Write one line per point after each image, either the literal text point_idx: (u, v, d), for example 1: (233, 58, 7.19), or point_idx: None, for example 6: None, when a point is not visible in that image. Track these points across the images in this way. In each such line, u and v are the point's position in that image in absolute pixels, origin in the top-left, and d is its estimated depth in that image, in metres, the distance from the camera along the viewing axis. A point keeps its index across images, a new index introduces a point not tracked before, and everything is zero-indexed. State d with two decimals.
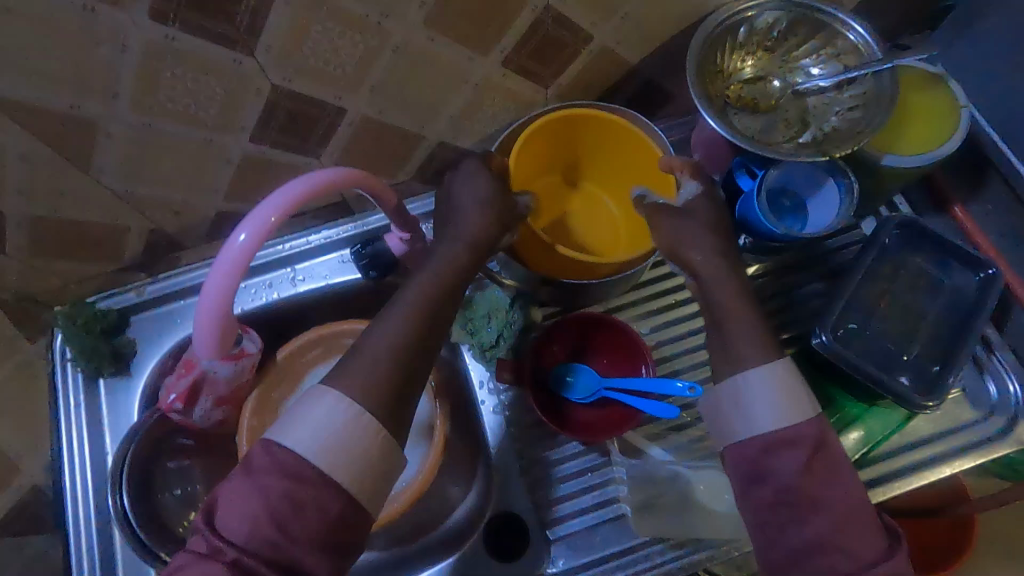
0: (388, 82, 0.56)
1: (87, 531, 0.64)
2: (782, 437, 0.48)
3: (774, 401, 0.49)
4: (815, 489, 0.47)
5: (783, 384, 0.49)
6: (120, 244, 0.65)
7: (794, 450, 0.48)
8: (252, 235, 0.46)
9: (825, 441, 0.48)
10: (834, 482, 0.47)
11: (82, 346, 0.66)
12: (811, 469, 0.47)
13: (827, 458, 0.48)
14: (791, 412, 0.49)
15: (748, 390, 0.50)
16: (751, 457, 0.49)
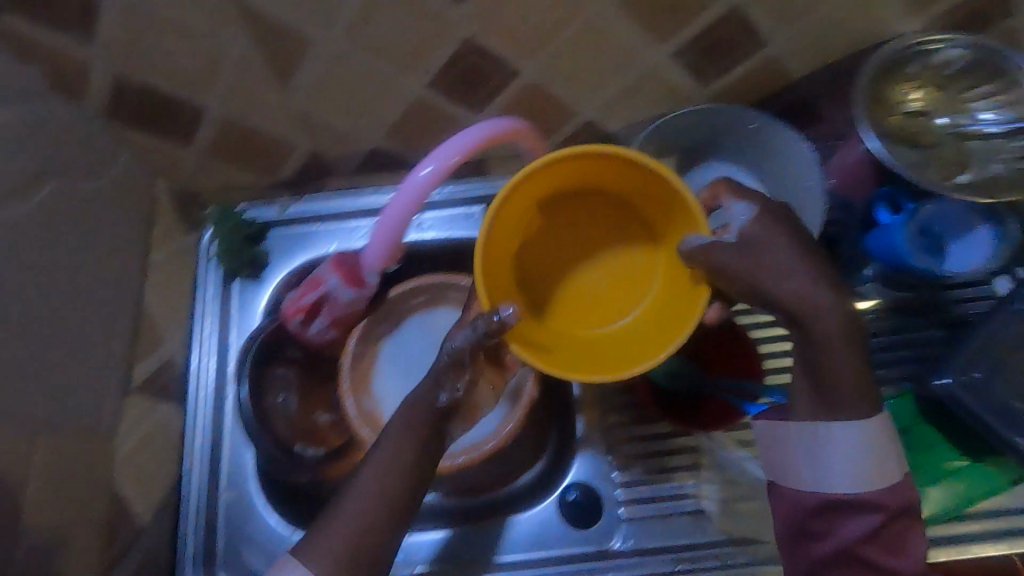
0: (565, 52, 0.59)
1: (202, 413, 0.67)
2: (855, 501, 0.48)
3: (854, 463, 0.48)
4: (875, 554, 0.48)
5: (867, 447, 0.48)
6: (282, 160, 0.70)
7: (863, 513, 0.48)
8: (433, 172, 0.50)
9: (898, 506, 0.48)
10: (897, 548, 0.48)
11: (229, 245, 0.71)
12: (874, 536, 0.48)
13: (894, 527, 0.48)
14: (871, 474, 0.48)
15: (830, 445, 0.49)
16: (813, 508, 0.50)
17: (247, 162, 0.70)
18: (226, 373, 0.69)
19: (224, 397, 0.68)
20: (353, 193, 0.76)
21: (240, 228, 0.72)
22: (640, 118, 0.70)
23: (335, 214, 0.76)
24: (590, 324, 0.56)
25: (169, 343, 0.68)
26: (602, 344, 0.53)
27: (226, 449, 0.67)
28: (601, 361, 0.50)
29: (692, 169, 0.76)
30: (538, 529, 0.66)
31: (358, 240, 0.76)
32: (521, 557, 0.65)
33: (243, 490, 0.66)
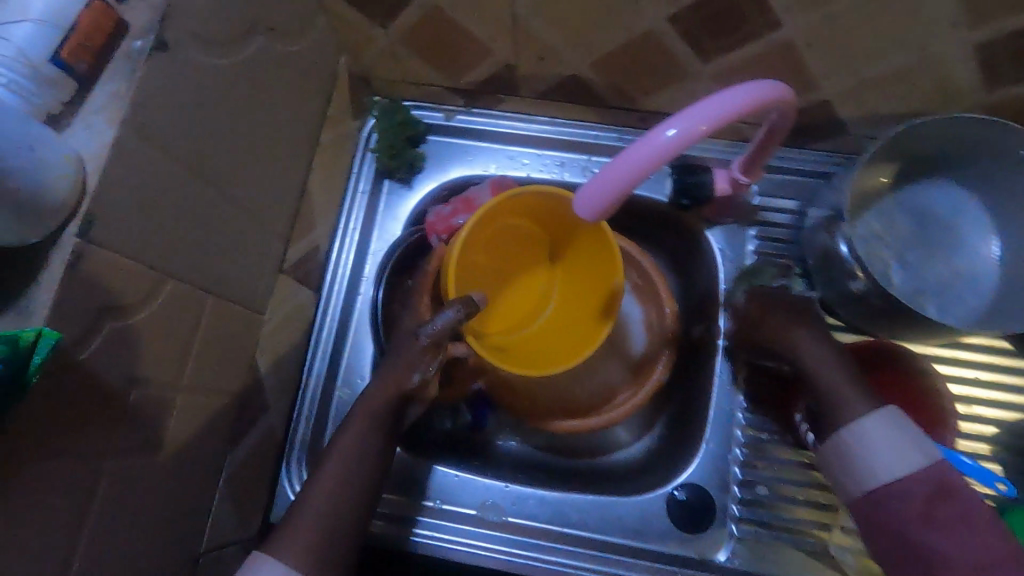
0: (851, 16, 0.48)
1: (333, 303, 0.65)
2: (901, 491, 0.45)
3: (881, 455, 0.46)
4: (938, 543, 0.44)
5: (892, 436, 0.46)
6: (472, 65, 0.64)
7: (915, 503, 0.45)
8: (682, 135, 0.41)
9: (947, 489, 0.45)
10: (969, 537, 0.43)
11: (391, 140, 0.68)
12: (929, 526, 0.44)
13: (952, 510, 0.44)
14: (906, 458, 0.45)
15: (856, 441, 0.47)
16: (867, 513, 0.47)
17: (434, 60, 0.64)
18: (360, 272, 0.67)
19: (355, 295, 0.66)
20: (523, 118, 0.71)
21: (405, 126, 0.68)
22: (887, 113, 0.59)
23: (498, 134, 0.71)
24: (516, 324, 0.64)
25: (318, 230, 0.66)
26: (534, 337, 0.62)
27: (347, 348, 0.65)
28: (536, 359, 0.59)
29: (913, 184, 0.66)
30: (641, 518, 0.62)
31: (516, 169, 0.71)
32: (619, 541, 0.62)
33: (356, 390, 0.64)
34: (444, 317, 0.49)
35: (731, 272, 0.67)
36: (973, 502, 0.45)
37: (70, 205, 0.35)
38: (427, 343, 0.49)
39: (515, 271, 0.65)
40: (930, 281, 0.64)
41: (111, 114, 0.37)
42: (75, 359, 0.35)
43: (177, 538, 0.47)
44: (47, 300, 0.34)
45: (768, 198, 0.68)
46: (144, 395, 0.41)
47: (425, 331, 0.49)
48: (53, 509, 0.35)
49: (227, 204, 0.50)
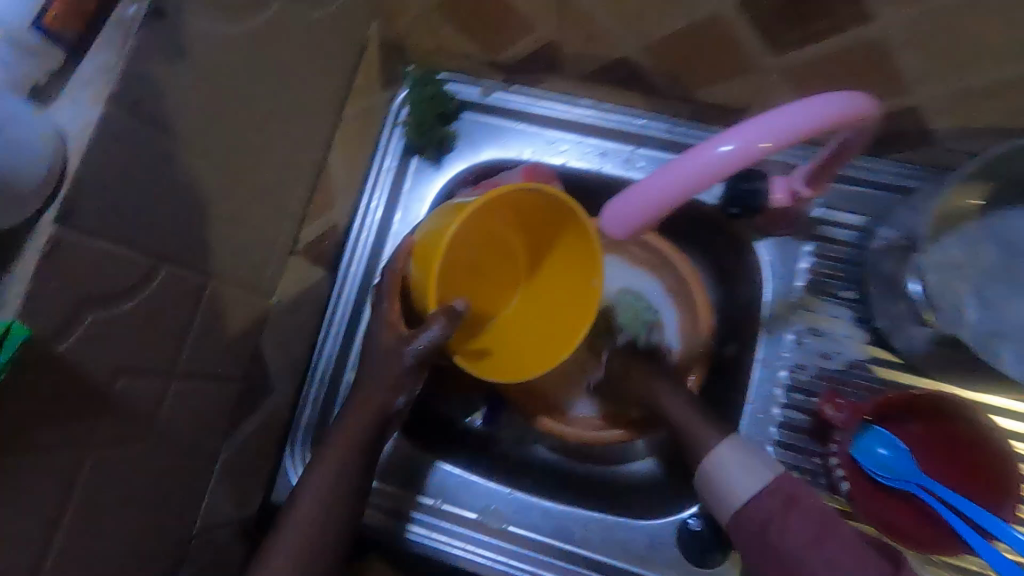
0: (963, 14, 0.40)
1: (347, 287, 0.62)
2: (759, 505, 0.46)
3: (733, 475, 0.47)
4: (782, 541, 0.44)
5: (738, 457, 0.48)
6: (513, 40, 0.58)
7: (771, 513, 0.45)
8: (739, 151, 0.36)
9: (794, 495, 0.46)
10: (825, 541, 0.43)
11: (420, 116, 0.63)
12: (780, 527, 0.44)
13: (807, 516, 0.44)
14: (751, 471, 0.47)
15: (711, 470, 0.49)
16: (750, 543, 0.46)
17: (472, 31, 0.58)
18: (379, 256, 0.63)
19: (371, 282, 0.62)
20: (567, 101, 0.65)
21: (437, 101, 0.63)
22: (991, 128, 0.50)
23: (538, 116, 0.65)
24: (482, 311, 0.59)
25: (338, 208, 0.62)
26: (503, 329, 0.58)
27: (359, 338, 0.60)
28: (502, 354, 0.54)
29: (1008, 210, 0.57)
30: (649, 543, 0.59)
31: (554, 155, 0.65)
32: (623, 566, 0.58)
33: None
34: (428, 334, 0.47)
35: (779, 290, 0.61)
36: (826, 507, 0.45)
37: (48, 190, 0.32)
38: (414, 362, 0.48)
39: (490, 257, 0.59)
40: (1010, 322, 0.57)
41: (98, 90, 0.34)
42: (51, 352, 0.33)
43: (169, 524, 0.47)
44: (20, 293, 0.31)
45: (834, 212, 0.60)
46: (133, 383, 0.40)
47: (409, 347, 0.48)
48: (32, 505, 0.34)
49: (233, 183, 0.47)
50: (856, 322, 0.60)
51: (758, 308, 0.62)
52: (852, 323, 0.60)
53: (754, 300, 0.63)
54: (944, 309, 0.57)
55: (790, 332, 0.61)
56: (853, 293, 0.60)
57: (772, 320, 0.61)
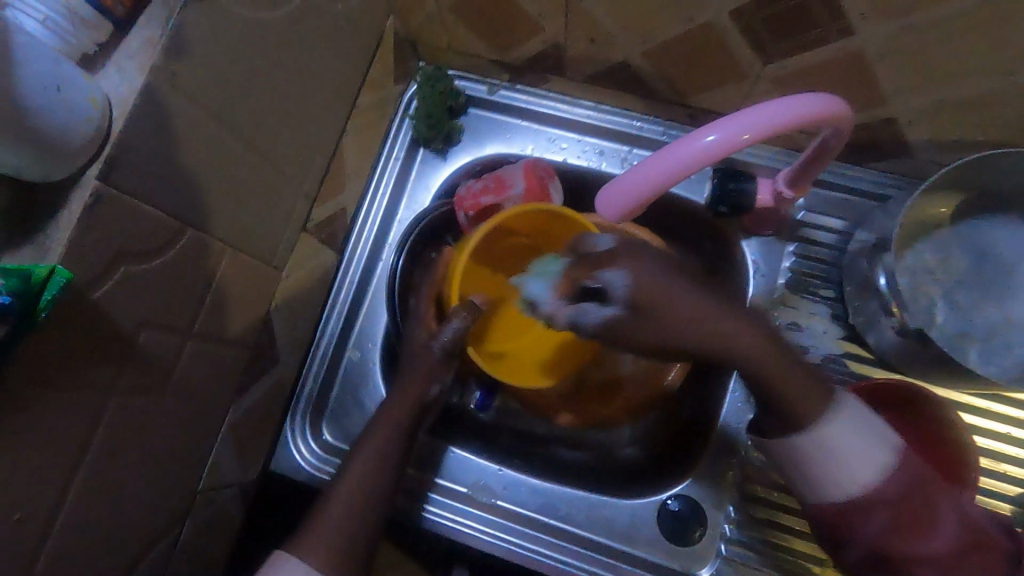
0: (931, 32, 0.44)
1: (353, 266, 0.65)
2: (879, 499, 0.41)
3: (847, 456, 0.41)
4: (921, 552, 0.42)
5: (853, 432, 0.41)
6: (521, 40, 0.62)
7: (890, 505, 0.41)
8: (722, 142, 0.40)
9: (920, 483, 0.42)
10: (942, 531, 0.42)
11: (430, 109, 0.66)
12: (898, 521, 0.41)
13: (923, 513, 0.42)
14: (877, 459, 0.41)
15: (820, 449, 0.42)
16: (834, 516, 0.43)
17: (483, 31, 0.62)
18: (385, 238, 0.67)
19: (376, 261, 0.66)
20: (568, 101, 0.68)
21: (445, 96, 0.67)
22: (959, 140, 0.54)
23: (540, 115, 0.69)
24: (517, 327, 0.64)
25: (348, 192, 0.65)
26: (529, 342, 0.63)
27: (363, 312, 0.65)
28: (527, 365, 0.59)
29: (979, 219, 0.61)
30: (630, 521, 0.62)
31: (554, 152, 0.69)
32: (604, 541, 0.61)
33: (366, 355, 0.64)
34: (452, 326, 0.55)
35: (762, 287, 0.65)
36: (932, 483, 0.42)
37: (93, 148, 0.36)
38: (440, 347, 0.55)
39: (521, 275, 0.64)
40: (976, 324, 0.60)
41: (142, 60, 0.38)
42: (86, 297, 0.37)
43: (176, 475, 0.50)
44: (65, 239, 0.35)
45: (815, 215, 0.64)
46: (155, 336, 0.43)
47: (436, 342, 0.55)
48: (59, 436, 0.37)
49: (254, 159, 0.50)
50: (832, 319, 0.64)
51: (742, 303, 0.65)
52: (830, 320, 0.64)
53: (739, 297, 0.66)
54: (915, 310, 0.61)
55: None
56: (831, 292, 0.64)
57: None
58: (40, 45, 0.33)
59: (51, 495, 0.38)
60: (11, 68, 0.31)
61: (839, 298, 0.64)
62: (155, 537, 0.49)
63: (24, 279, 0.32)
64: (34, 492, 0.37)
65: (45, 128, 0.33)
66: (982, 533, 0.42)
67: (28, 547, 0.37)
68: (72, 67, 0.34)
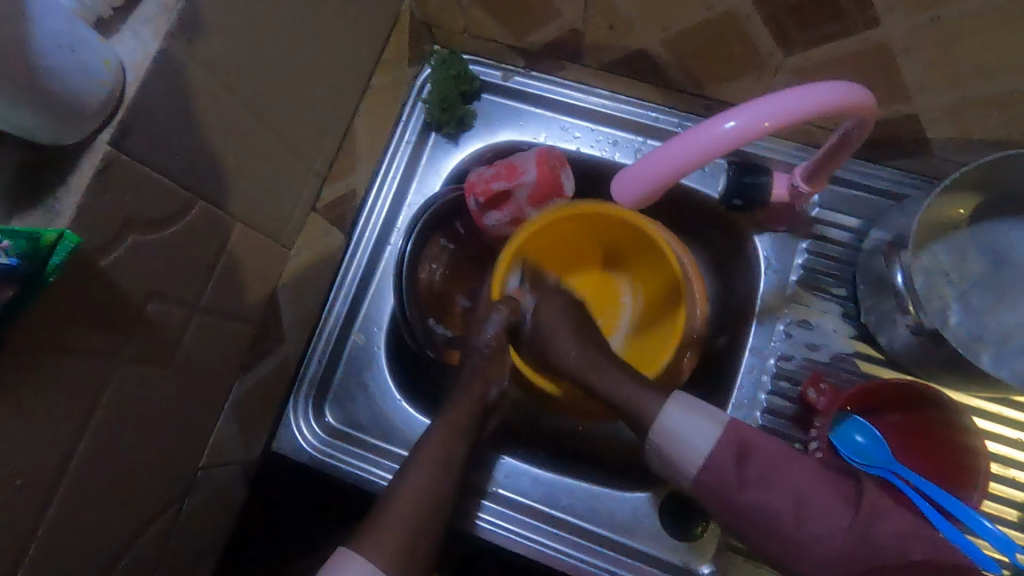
0: (957, 26, 0.43)
1: (361, 249, 0.65)
2: (716, 475, 0.48)
3: (689, 437, 0.49)
4: (774, 502, 0.46)
5: (688, 415, 0.50)
6: (539, 26, 0.61)
7: (729, 469, 0.48)
8: (743, 129, 0.40)
9: (747, 446, 0.48)
10: (786, 481, 0.47)
11: (443, 92, 0.65)
12: (746, 474, 0.47)
13: (761, 459, 0.48)
14: (708, 432, 0.49)
15: (666, 440, 0.50)
16: (713, 496, 0.48)
17: (500, 15, 0.61)
18: (394, 222, 0.66)
19: (384, 245, 0.66)
20: (583, 89, 0.67)
21: (459, 80, 0.66)
22: (980, 140, 0.53)
23: (554, 103, 0.68)
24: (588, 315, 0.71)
25: (357, 174, 0.65)
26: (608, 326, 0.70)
27: (369, 295, 0.64)
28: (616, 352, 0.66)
29: (996, 222, 0.60)
30: (631, 513, 0.61)
31: (568, 140, 0.68)
32: (605, 533, 0.61)
33: (371, 339, 0.64)
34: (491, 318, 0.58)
35: (774, 283, 0.64)
36: (768, 447, 0.49)
37: (105, 112, 0.35)
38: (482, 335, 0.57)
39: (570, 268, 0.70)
40: (991, 328, 0.59)
41: (156, 26, 0.37)
42: (95, 264, 0.36)
43: (178, 449, 0.50)
44: (75, 202, 0.34)
45: (830, 212, 0.63)
46: (161, 308, 0.43)
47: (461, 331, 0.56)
48: (64, 404, 0.37)
49: (266, 134, 0.50)
50: (844, 318, 0.63)
51: (752, 300, 0.65)
52: (840, 318, 0.63)
53: (750, 293, 0.65)
54: (929, 312, 0.60)
55: (781, 323, 0.63)
56: (844, 290, 0.63)
57: (766, 310, 0.64)
58: (55, 4, 0.32)
59: (54, 463, 0.38)
60: (24, 25, 0.30)
61: (851, 297, 0.63)
62: (157, 511, 0.49)
63: (33, 240, 0.32)
64: (37, 459, 0.37)
65: (60, 89, 0.32)
66: (814, 472, 0.48)
67: (29, 512, 0.37)
68: (87, 29, 0.34)
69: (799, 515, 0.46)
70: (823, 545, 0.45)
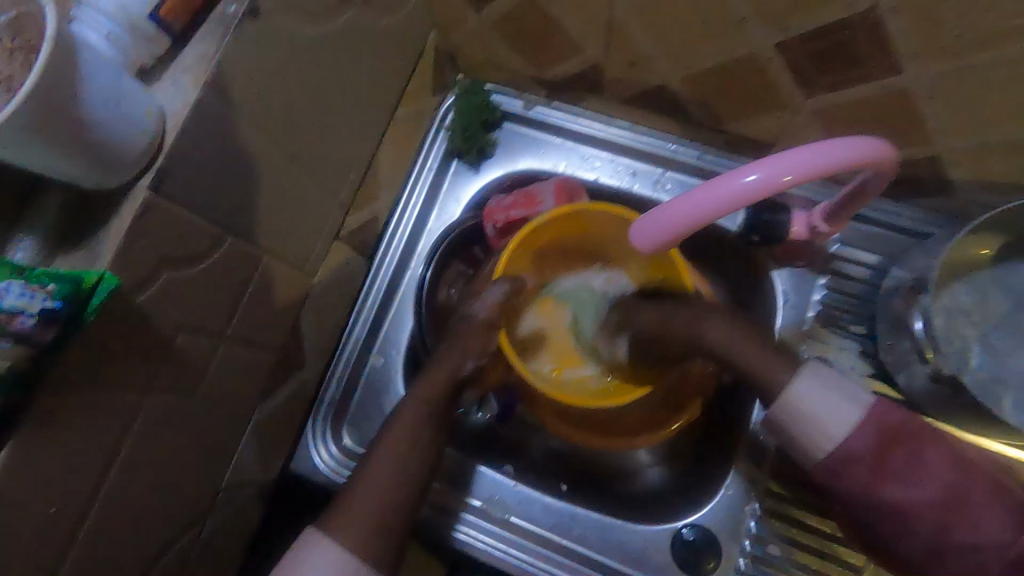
0: (978, 75, 0.43)
1: (382, 273, 0.66)
2: (865, 449, 0.44)
3: (821, 408, 0.45)
4: (892, 495, 0.44)
5: (831, 392, 0.45)
6: (561, 60, 0.62)
7: (874, 454, 0.44)
8: (764, 182, 0.39)
9: (890, 428, 0.44)
10: (925, 469, 0.43)
11: (466, 122, 0.67)
12: (887, 462, 0.44)
13: (896, 445, 0.44)
14: (849, 412, 0.44)
15: (805, 411, 0.45)
16: (861, 452, 0.44)
17: (522, 49, 0.62)
18: (414, 248, 0.68)
19: (404, 270, 0.67)
20: (603, 120, 0.68)
21: (481, 110, 0.67)
22: (1003, 185, 0.53)
23: (574, 132, 0.69)
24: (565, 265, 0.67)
25: (380, 201, 0.66)
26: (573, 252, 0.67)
27: (388, 319, 0.66)
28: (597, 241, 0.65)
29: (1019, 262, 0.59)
30: (642, 547, 0.61)
31: (587, 170, 0.69)
32: (614, 565, 0.61)
33: (390, 361, 0.65)
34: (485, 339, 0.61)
35: (791, 318, 0.64)
36: (906, 428, 0.44)
37: (144, 160, 0.37)
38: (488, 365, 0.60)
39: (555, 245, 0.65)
40: (1012, 371, 0.59)
41: (195, 75, 0.39)
42: (130, 299, 0.38)
43: (204, 468, 0.51)
44: (115, 245, 0.36)
45: (849, 247, 0.63)
46: (190, 338, 0.44)
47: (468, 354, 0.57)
48: (99, 433, 0.39)
49: (292, 168, 0.51)
50: (861, 355, 0.63)
51: None
52: (857, 355, 0.63)
53: (766, 326, 0.65)
54: (949, 353, 0.59)
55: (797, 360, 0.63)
56: (862, 327, 0.63)
57: (781, 345, 0.64)
58: (101, 60, 0.34)
59: (87, 487, 0.39)
60: (75, 85, 0.32)
61: (870, 335, 0.63)
62: (182, 530, 0.51)
63: (75, 284, 0.33)
64: (73, 486, 0.38)
65: (108, 140, 0.34)
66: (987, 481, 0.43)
67: (64, 536, 0.39)
68: (130, 81, 0.36)
69: (955, 518, 0.42)
70: (991, 554, 0.42)
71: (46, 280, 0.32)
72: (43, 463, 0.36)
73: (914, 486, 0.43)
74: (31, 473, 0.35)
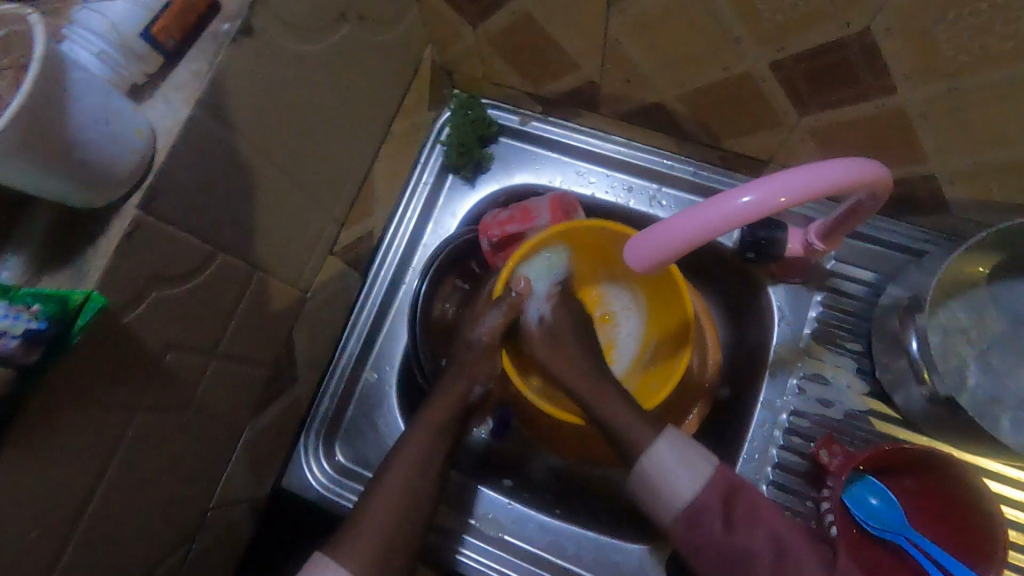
0: (971, 98, 0.43)
1: (376, 288, 0.66)
2: (706, 506, 0.45)
3: (676, 470, 0.46)
4: (740, 543, 0.44)
5: (685, 455, 0.47)
6: (558, 77, 0.62)
7: (715, 518, 0.45)
8: (759, 203, 0.38)
9: (737, 489, 0.46)
10: (771, 524, 0.45)
11: (462, 136, 0.67)
12: (735, 520, 0.45)
13: (743, 503, 0.45)
14: (698, 474, 0.46)
15: (652, 469, 0.47)
16: (706, 508, 0.45)
17: (518, 65, 0.62)
18: (409, 262, 0.68)
19: (399, 285, 0.67)
20: (599, 136, 0.68)
21: (477, 125, 0.67)
22: (1000, 205, 0.52)
23: (570, 148, 0.69)
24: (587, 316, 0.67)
25: (375, 216, 0.66)
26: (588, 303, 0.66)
27: (383, 333, 0.65)
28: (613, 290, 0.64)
29: (1015, 282, 0.59)
30: (637, 566, 0.60)
31: (583, 185, 0.69)
32: None
33: (383, 376, 0.64)
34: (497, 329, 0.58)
35: (787, 336, 0.63)
36: (758, 500, 0.46)
37: (133, 178, 0.37)
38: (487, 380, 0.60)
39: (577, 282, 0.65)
40: (1010, 391, 0.58)
41: (188, 93, 0.39)
42: (117, 320, 0.37)
43: (194, 487, 0.50)
44: (102, 264, 0.35)
45: (845, 264, 0.63)
46: (178, 356, 0.43)
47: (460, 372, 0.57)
48: (83, 454, 0.38)
49: (287, 183, 0.51)
50: (858, 373, 0.62)
51: (764, 351, 0.64)
52: (854, 373, 0.62)
53: (761, 343, 0.65)
54: (946, 371, 0.59)
55: (794, 378, 0.63)
56: (859, 345, 0.63)
57: (778, 362, 0.63)
58: (93, 80, 0.34)
59: (70, 509, 0.39)
60: (65, 105, 0.32)
61: (866, 352, 0.62)
62: (170, 550, 0.50)
63: (61, 303, 0.33)
64: (55, 508, 0.38)
65: (95, 159, 0.34)
66: (807, 530, 0.46)
67: (46, 559, 0.38)
68: (121, 100, 0.36)
69: (785, 562, 0.44)
70: None
71: (31, 299, 0.32)
72: (24, 486, 0.35)
73: (750, 534, 0.44)
74: (11, 498, 0.34)
